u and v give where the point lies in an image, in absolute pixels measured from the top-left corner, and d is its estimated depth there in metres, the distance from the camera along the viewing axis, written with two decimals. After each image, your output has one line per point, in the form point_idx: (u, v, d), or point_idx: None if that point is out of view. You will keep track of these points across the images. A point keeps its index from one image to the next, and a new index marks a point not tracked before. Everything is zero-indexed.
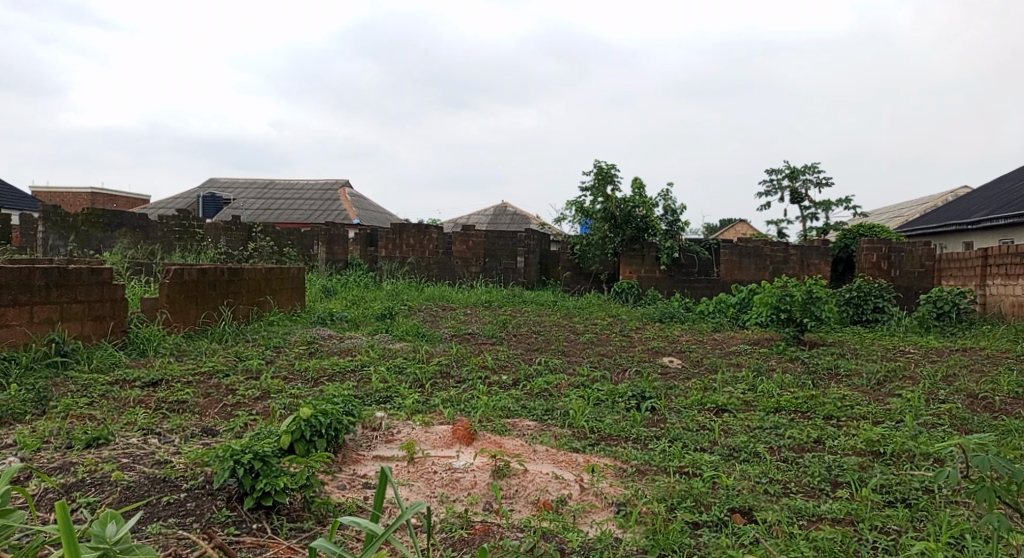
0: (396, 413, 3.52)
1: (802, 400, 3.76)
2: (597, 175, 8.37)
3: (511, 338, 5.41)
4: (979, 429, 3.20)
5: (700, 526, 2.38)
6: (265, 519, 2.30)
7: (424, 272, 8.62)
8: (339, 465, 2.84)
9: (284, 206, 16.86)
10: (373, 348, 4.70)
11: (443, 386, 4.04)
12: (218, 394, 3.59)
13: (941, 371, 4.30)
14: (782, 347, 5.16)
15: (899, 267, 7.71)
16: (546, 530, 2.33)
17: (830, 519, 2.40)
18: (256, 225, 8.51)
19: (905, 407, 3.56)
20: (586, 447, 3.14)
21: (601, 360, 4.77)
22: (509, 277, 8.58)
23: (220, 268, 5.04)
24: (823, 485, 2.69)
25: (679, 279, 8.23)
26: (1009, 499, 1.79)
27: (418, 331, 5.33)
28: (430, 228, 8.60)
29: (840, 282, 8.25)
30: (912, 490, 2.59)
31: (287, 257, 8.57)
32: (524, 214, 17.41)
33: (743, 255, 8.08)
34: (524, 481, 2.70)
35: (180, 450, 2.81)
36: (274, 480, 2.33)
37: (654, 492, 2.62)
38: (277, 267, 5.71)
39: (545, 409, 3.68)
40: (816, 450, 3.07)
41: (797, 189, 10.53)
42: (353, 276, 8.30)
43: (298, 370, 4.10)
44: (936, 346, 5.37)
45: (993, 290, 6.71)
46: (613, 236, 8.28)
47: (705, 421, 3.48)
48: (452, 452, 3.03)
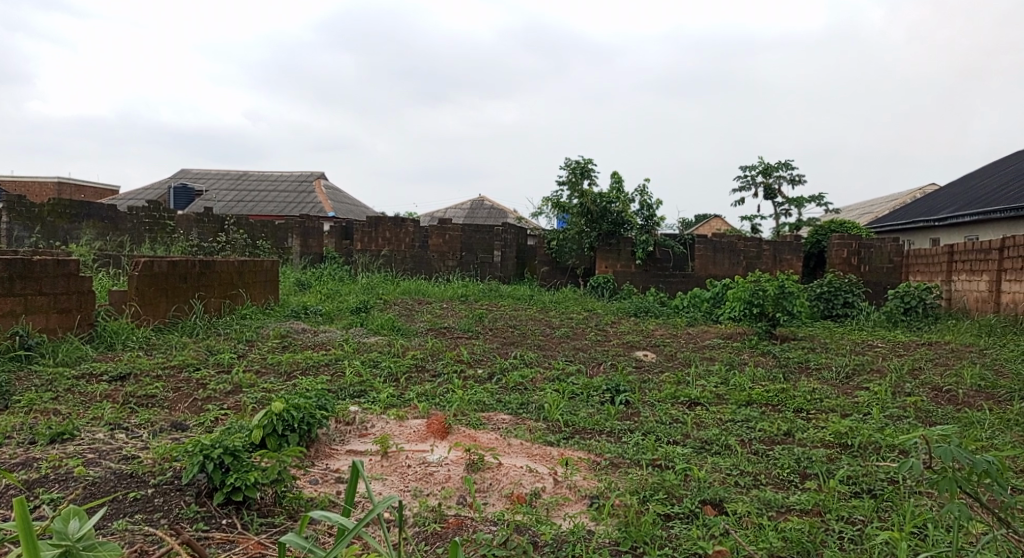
0: (370, 407, 3.50)
1: (773, 393, 3.81)
2: (574, 170, 8.39)
3: (487, 332, 5.41)
4: (942, 421, 3.28)
5: (672, 518, 2.41)
6: (235, 515, 2.27)
7: (400, 265, 8.57)
8: (311, 460, 2.82)
9: (258, 198, 16.64)
10: (347, 342, 4.67)
11: (418, 379, 4.03)
12: (188, 388, 3.54)
13: (907, 364, 4.40)
14: (754, 341, 5.23)
15: (869, 263, 7.84)
16: (519, 523, 2.34)
17: (799, 510, 2.44)
18: (229, 217, 8.39)
19: (872, 400, 3.64)
20: (560, 441, 3.16)
21: (576, 354, 4.80)
22: (485, 271, 8.56)
23: (191, 261, 4.95)
24: (791, 477, 2.73)
25: (654, 274, 8.29)
26: (970, 490, 1.83)
27: (393, 324, 5.30)
28: (406, 221, 8.55)
29: (811, 278, 8.36)
30: (877, 481, 2.65)
31: (261, 250, 8.47)
32: (501, 208, 17.38)
33: (716, 250, 8.17)
34: (498, 475, 2.70)
35: (148, 445, 2.77)
36: (245, 475, 2.30)
37: (627, 485, 2.64)
38: (250, 260, 5.63)
39: (520, 402, 3.69)
40: (785, 443, 3.12)
41: (770, 185, 10.64)
42: (328, 270, 8.22)
43: (270, 364, 4.06)
44: (902, 340, 5.49)
45: (958, 286, 6.85)
46: (589, 231, 8.31)
47: (678, 414, 3.52)
48: (426, 446, 3.02)
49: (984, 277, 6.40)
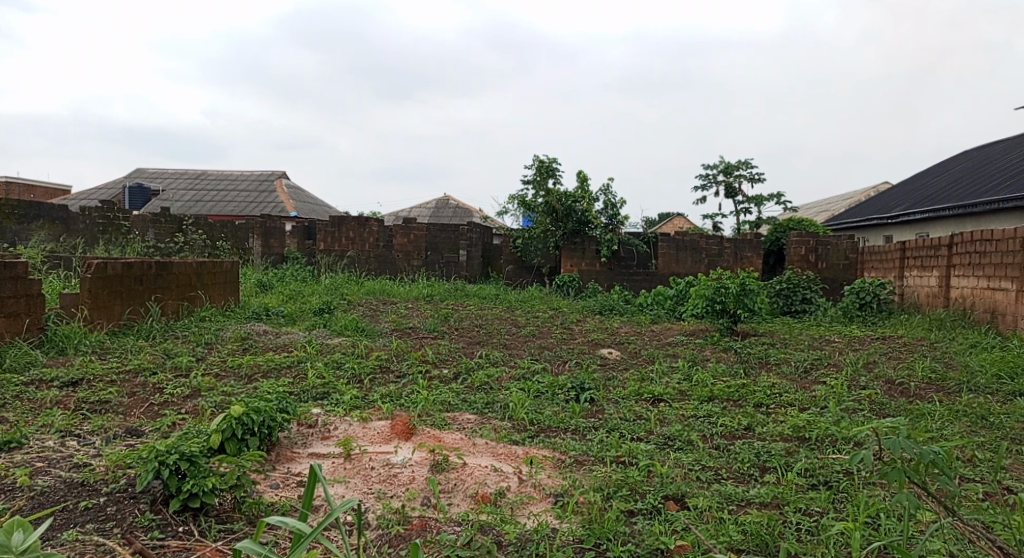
0: (333, 409, 3.46)
1: (734, 389, 3.88)
2: (538, 170, 8.40)
3: (453, 332, 5.39)
4: (895, 413, 3.37)
5: (635, 514, 2.43)
6: (192, 522, 2.22)
7: (364, 266, 8.49)
8: (272, 464, 2.77)
9: (218, 198, 16.32)
10: (310, 344, 4.60)
11: (382, 381, 3.99)
12: (144, 393, 3.45)
13: (862, 358, 4.52)
14: (716, 337, 5.32)
15: (826, 260, 8.03)
16: (483, 523, 2.34)
17: (758, 503, 2.49)
18: (187, 217, 8.20)
19: (829, 394, 3.72)
20: (525, 440, 3.16)
21: (542, 353, 4.81)
22: (451, 271, 8.53)
23: (147, 261, 4.82)
24: (751, 471, 2.78)
25: (619, 273, 8.37)
26: (918, 480, 1.89)
27: (357, 325, 5.25)
28: (370, 221, 8.46)
29: (771, 275, 8.52)
30: (833, 473, 2.71)
31: (221, 250, 8.31)
32: (467, 207, 17.35)
33: (679, 248, 8.29)
34: (463, 475, 2.69)
35: (100, 452, 2.69)
36: (202, 481, 2.25)
37: (591, 482, 2.66)
38: (208, 261, 5.51)
39: (485, 402, 3.69)
40: (746, 437, 3.18)
41: (731, 183, 10.82)
42: (290, 270, 8.11)
43: (230, 367, 3.98)
44: (858, 335, 5.64)
45: (910, 282, 7.06)
46: (555, 229, 8.34)
47: (642, 411, 3.55)
48: (390, 448, 2.99)
49: (935, 273, 6.59)
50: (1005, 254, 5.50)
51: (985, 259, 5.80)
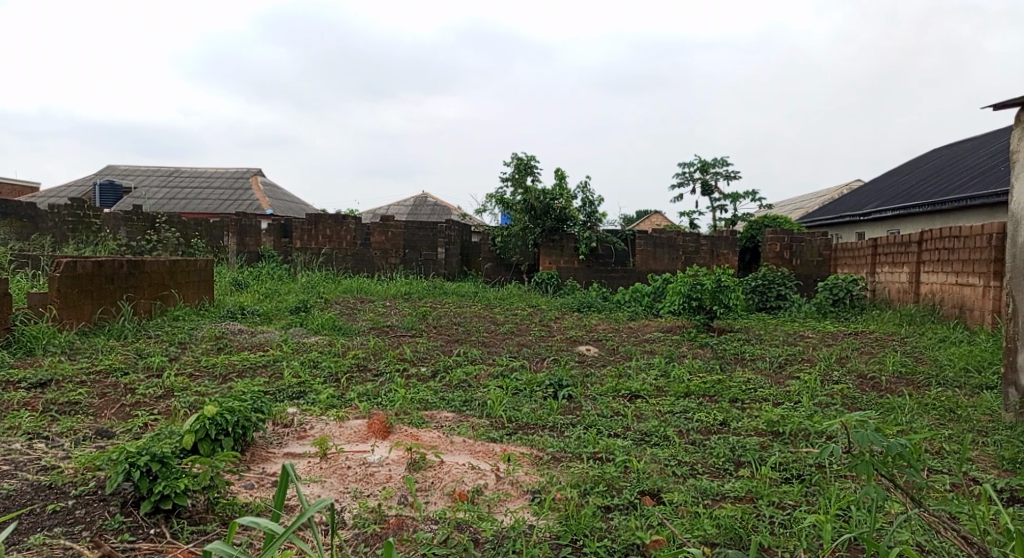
0: (309, 408, 3.43)
1: (710, 384, 3.91)
2: (516, 167, 8.41)
3: (431, 330, 5.37)
4: (866, 407, 3.43)
5: (611, 510, 2.45)
6: (164, 524, 2.19)
7: (341, 264, 8.43)
8: (246, 464, 2.74)
9: (192, 196, 16.10)
10: (286, 342, 4.56)
11: (359, 379, 3.96)
12: (116, 393, 3.40)
13: (835, 353, 4.59)
14: (693, 334, 5.37)
15: (800, 256, 8.15)
16: (460, 520, 2.33)
17: (732, 497, 2.51)
18: (160, 215, 8.08)
19: (802, 388, 3.77)
20: (503, 437, 3.16)
21: (520, 350, 4.82)
22: (429, 268, 8.49)
23: (117, 260, 4.74)
24: (726, 465, 2.81)
25: (597, 270, 8.42)
26: (884, 472, 1.92)
27: (335, 324, 5.20)
28: (347, 218, 8.40)
29: (746, 272, 8.59)
30: (806, 466, 2.75)
31: (195, 249, 8.19)
32: (445, 205, 17.32)
33: (657, 246, 8.36)
34: (440, 473, 2.68)
35: (69, 454, 2.64)
36: (174, 482, 2.22)
37: (568, 478, 2.67)
38: (182, 259, 5.42)
39: (464, 400, 3.68)
40: (721, 432, 3.21)
41: (707, 181, 10.91)
42: (266, 268, 8.03)
43: (204, 367, 3.93)
44: (831, 330, 5.73)
45: (881, 278, 7.18)
46: (533, 227, 8.36)
47: (619, 407, 3.57)
48: (367, 446, 2.98)
49: (905, 269, 6.71)
50: (973, 250, 5.61)
51: (954, 255, 5.91)
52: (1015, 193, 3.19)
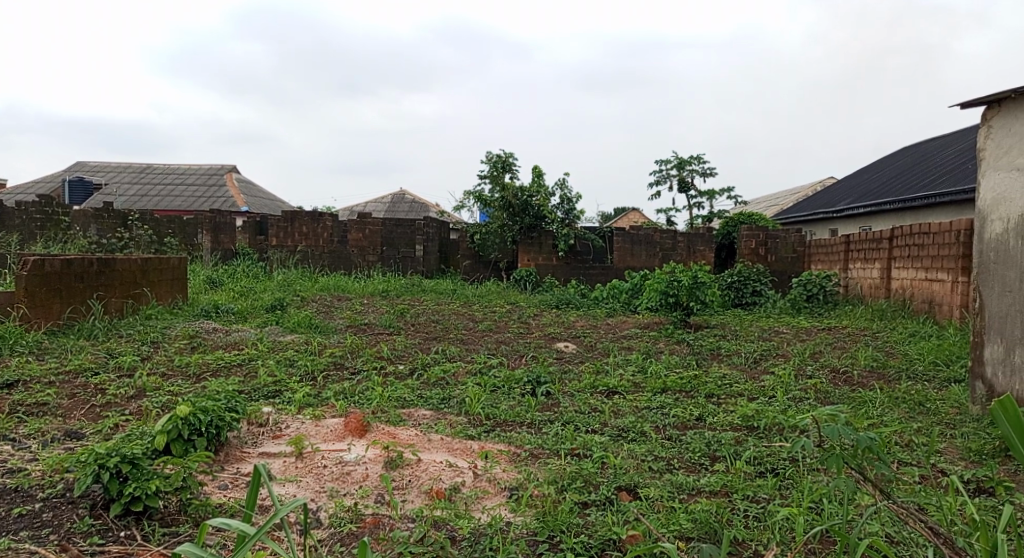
0: (285, 407, 3.40)
1: (686, 380, 3.94)
2: (494, 165, 8.40)
3: (409, 328, 5.34)
4: (838, 401, 3.48)
5: (588, 506, 2.45)
6: (134, 526, 2.15)
7: (317, 261, 8.36)
8: (220, 464, 2.70)
9: (165, 192, 15.85)
10: (262, 341, 4.51)
11: (336, 378, 3.93)
12: (86, 394, 3.33)
13: (809, 348, 4.65)
14: (670, 330, 5.41)
15: (775, 253, 8.25)
16: (437, 518, 2.32)
17: (708, 491, 2.54)
18: (132, 213, 7.93)
19: (777, 383, 3.82)
20: (480, 434, 3.15)
21: (498, 347, 4.81)
22: (406, 265, 8.45)
23: (87, 258, 4.65)
24: (702, 460, 2.83)
25: (575, 267, 8.43)
26: (854, 465, 1.95)
27: (311, 322, 5.15)
28: (324, 216, 8.33)
29: (722, 268, 8.68)
30: (779, 460, 2.78)
31: (168, 246, 8.07)
32: (423, 202, 17.25)
33: (634, 242, 8.40)
34: (417, 471, 2.67)
35: (36, 456, 2.59)
36: (145, 484, 2.18)
37: (545, 475, 2.67)
38: (155, 257, 5.33)
39: (442, 398, 3.67)
40: (697, 427, 3.24)
41: (684, 178, 10.99)
42: (241, 266, 7.92)
43: (177, 366, 3.87)
44: (805, 326, 5.80)
45: (854, 274, 7.29)
46: (512, 224, 8.39)
47: (597, 403, 3.58)
48: (343, 445, 2.96)
49: (877, 265, 6.82)
50: (943, 246, 5.71)
51: (923, 252, 6.02)
52: (981, 190, 3.25)
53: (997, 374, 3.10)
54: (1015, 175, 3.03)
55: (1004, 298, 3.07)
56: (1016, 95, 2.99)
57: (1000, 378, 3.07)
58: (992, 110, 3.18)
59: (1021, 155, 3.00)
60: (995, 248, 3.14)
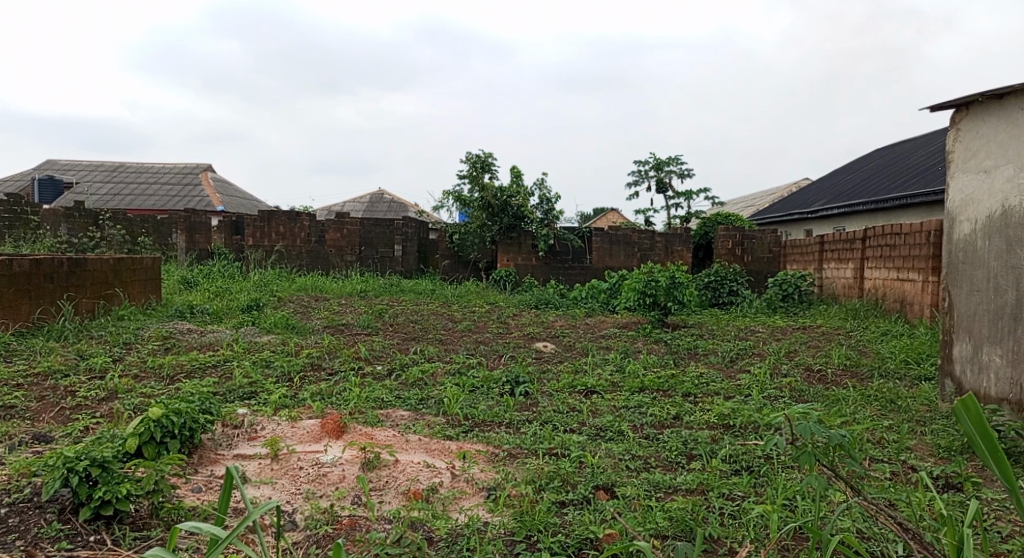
0: (260, 409, 3.36)
1: (664, 379, 3.97)
2: (473, 165, 8.38)
3: (387, 328, 5.32)
4: (813, 399, 3.53)
5: (566, 505, 2.46)
6: (105, 530, 2.11)
7: (295, 261, 8.28)
8: (194, 467, 2.66)
9: (138, 191, 15.61)
10: (237, 342, 4.46)
11: (314, 379, 3.90)
12: (55, 396, 3.27)
13: (784, 348, 4.71)
14: (648, 329, 5.44)
15: (751, 253, 8.34)
16: (414, 519, 2.31)
17: (684, 490, 2.55)
18: (104, 212, 7.80)
19: (752, 382, 3.86)
20: (459, 435, 3.15)
21: (477, 347, 4.81)
22: (385, 266, 8.41)
23: (57, 257, 4.57)
24: (679, 458, 2.86)
25: (554, 267, 8.46)
26: (823, 462, 1.98)
27: (288, 323, 5.10)
28: (301, 215, 8.25)
29: (700, 268, 8.76)
30: (755, 458, 2.81)
31: (141, 246, 7.95)
32: (402, 201, 17.18)
33: (613, 243, 8.44)
34: (395, 472, 2.66)
35: (3, 461, 2.53)
36: (116, 487, 2.14)
37: (523, 474, 2.67)
38: (127, 257, 5.24)
39: (420, 398, 3.65)
40: (674, 426, 3.26)
41: (662, 179, 11.07)
42: (217, 266, 7.82)
43: (151, 368, 3.81)
44: (781, 325, 5.87)
45: (828, 274, 7.40)
46: (491, 224, 8.38)
47: (575, 403, 3.59)
48: (320, 446, 2.94)
49: (851, 265, 6.92)
50: (914, 247, 5.81)
51: (895, 252, 6.12)
52: (949, 192, 3.31)
53: (965, 372, 3.17)
54: (982, 177, 3.09)
55: (972, 297, 3.13)
56: (983, 98, 3.05)
57: (969, 375, 3.14)
58: (959, 113, 3.24)
59: (987, 158, 3.07)
60: (963, 248, 3.21)
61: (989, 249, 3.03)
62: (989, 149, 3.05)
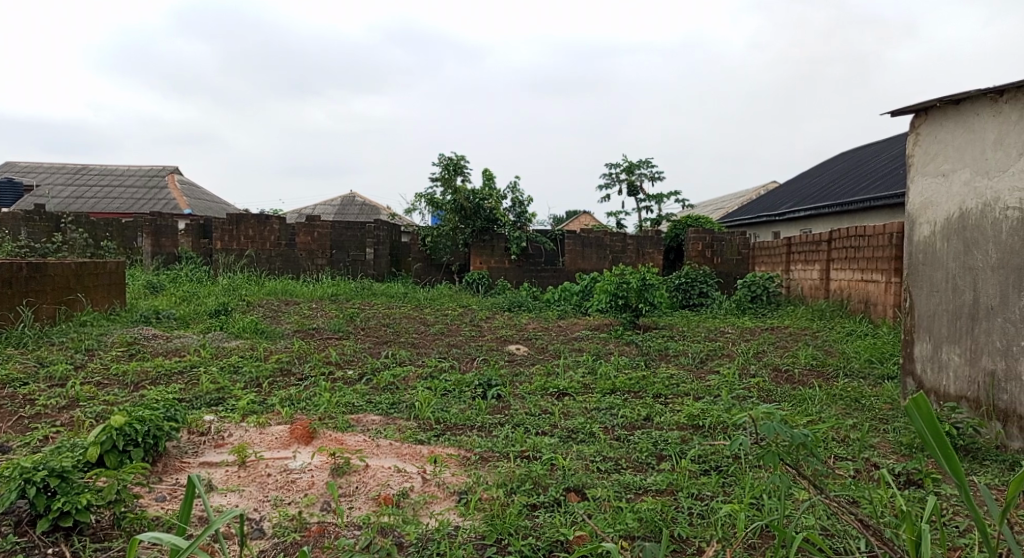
0: (228, 415, 3.31)
1: (635, 381, 4.00)
2: (446, 167, 8.37)
3: (359, 332, 5.28)
4: (780, 398, 3.58)
5: (538, 508, 2.46)
6: (64, 542, 2.05)
7: (265, 265, 8.17)
8: (158, 476, 2.61)
9: (102, 194, 15.29)
10: (204, 347, 4.39)
11: (283, 384, 3.85)
12: (13, 405, 3.18)
13: (753, 348, 4.77)
14: (620, 331, 5.48)
15: (721, 255, 8.44)
16: (384, 525, 2.29)
17: (654, 490, 2.57)
18: (66, 215, 7.63)
19: (721, 383, 3.90)
20: (430, 439, 3.13)
21: (449, 351, 4.79)
22: (357, 269, 8.34)
23: (16, 262, 4.45)
24: (649, 459, 2.88)
25: (527, 269, 8.50)
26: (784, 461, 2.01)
27: (257, 327, 5.03)
28: (271, 218, 8.14)
29: (671, 269, 8.85)
30: (723, 458, 2.84)
31: (106, 250, 7.79)
32: (374, 204, 17.09)
33: (585, 245, 8.48)
34: (365, 478, 2.63)
35: None
36: (76, 498, 2.09)
37: (495, 478, 2.67)
38: (90, 261, 5.12)
39: (391, 402, 3.63)
40: (645, 427, 3.29)
41: (633, 182, 11.16)
42: (184, 270, 7.69)
43: (114, 375, 3.73)
44: (750, 326, 5.95)
45: (795, 275, 7.52)
46: (463, 227, 8.37)
47: (547, 405, 3.60)
48: (289, 452, 2.90)
49: (817, 266, 7.05)
50: (877, 248, 5.94)
51: (859, 253, 6.25)
52: (910, 194, 3.40)
53: (926, 371, 3.25)
54: (941, 180, 3.17)
55: (932, 298, 3.21)
56: (941, 104, 3.12)
57: (929, 374, 3.22)
58: (920, 118, 3.32)
59: (946, 162, 3.14)
60: (923, 250, 3.29)
61: (947, 250, 3.11)
62: (947, 153, 3.13)
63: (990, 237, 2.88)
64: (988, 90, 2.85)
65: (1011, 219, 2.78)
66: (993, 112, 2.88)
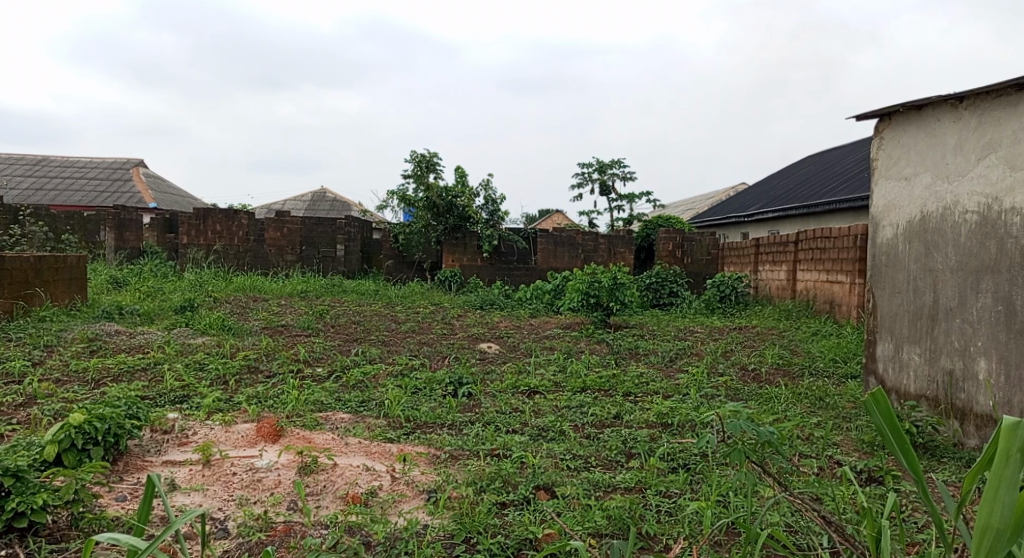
0: (192, 413, 3.24)
1: (605, 379, 4.02)
2: (418, 164, 8.31)
3: (328, 329, 5.22)
4: (747, 397, 3.64)
5: (507, 506, 2.46)
6: (17, 544, 2.00)
7: (233, 261, 8.03)
8: (119, 475, 2.55)
9: (63, 187, 14.91)
10: (169, 344, 4.29)
11: (250, 381, 3.80)
12: None
13: (721, 347, 4.84)
14: (591, 330, 5.50)
15: (691, 255, 8.54)
16: (351, 524, 2.27)
17: (623, 488, 2.59)
18: (25, 207, 7.40)
19: (690, 381, 3.95)
20: (400, 437, 3.11)
21: (420, 348, 4.77)
22: (327, 265, 8.26)
23: None
24: (618, 457, 2.90)
25: (500, 267, 8.49)
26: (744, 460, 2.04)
27: (224, 323, 4.94)
28: (239, 213, 8.01)
29: (642, 269, 8.93)
30: (691, 456, 2.87)
31: (67, 244, 7.58)
32: (345, 200, 16.96)
33: (557, 244, 8.51)
34: (333, 477, 2.60)
35: None
36: (31, 498, 2.03)
37: (464, 476, 2.66)
38: (49, 255, 4.97)
39: (361, 400, 3.60)
40: (614, 425, 3.31)
41: (605, 182, 11.23)
42: (148, 265, 7.52)
43: (74, 372, 3.63)
44: (718, 326, 6.03)
45: (763, 275, 7.65)
46: (436, 224, 8.34)
47: (518, 403, 3.61)
48: (255, 451, 2.86)
49: (784, 267, 7.17)
50: (842, 250, 6.07)
51: (825, 255, 6.37)
52: (874, 197, 3.47)
53: (887, 370, 3.33)
54: (903, 184, 3.25)
55: (894, 298, 3.29)
56: (905, 109, 3.18)
57: (890, 373, 3.30)
58: (883, 122, 3.38)
59: (908, 166, 3.22)
60: (885, 252, 3.37)
61: (909, 253, 3.19)
62: (910, 157, 3.20)
63: (949, 240, 2.96)
64: (949, 96, 2.92)
65: (970, 223, 2.86)
66: (954, 118, 2.95)
